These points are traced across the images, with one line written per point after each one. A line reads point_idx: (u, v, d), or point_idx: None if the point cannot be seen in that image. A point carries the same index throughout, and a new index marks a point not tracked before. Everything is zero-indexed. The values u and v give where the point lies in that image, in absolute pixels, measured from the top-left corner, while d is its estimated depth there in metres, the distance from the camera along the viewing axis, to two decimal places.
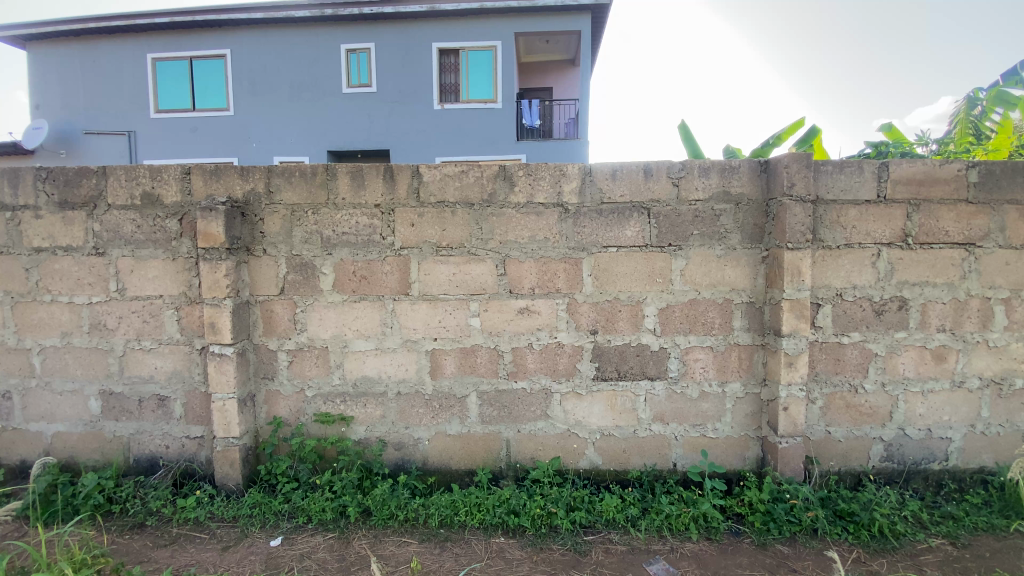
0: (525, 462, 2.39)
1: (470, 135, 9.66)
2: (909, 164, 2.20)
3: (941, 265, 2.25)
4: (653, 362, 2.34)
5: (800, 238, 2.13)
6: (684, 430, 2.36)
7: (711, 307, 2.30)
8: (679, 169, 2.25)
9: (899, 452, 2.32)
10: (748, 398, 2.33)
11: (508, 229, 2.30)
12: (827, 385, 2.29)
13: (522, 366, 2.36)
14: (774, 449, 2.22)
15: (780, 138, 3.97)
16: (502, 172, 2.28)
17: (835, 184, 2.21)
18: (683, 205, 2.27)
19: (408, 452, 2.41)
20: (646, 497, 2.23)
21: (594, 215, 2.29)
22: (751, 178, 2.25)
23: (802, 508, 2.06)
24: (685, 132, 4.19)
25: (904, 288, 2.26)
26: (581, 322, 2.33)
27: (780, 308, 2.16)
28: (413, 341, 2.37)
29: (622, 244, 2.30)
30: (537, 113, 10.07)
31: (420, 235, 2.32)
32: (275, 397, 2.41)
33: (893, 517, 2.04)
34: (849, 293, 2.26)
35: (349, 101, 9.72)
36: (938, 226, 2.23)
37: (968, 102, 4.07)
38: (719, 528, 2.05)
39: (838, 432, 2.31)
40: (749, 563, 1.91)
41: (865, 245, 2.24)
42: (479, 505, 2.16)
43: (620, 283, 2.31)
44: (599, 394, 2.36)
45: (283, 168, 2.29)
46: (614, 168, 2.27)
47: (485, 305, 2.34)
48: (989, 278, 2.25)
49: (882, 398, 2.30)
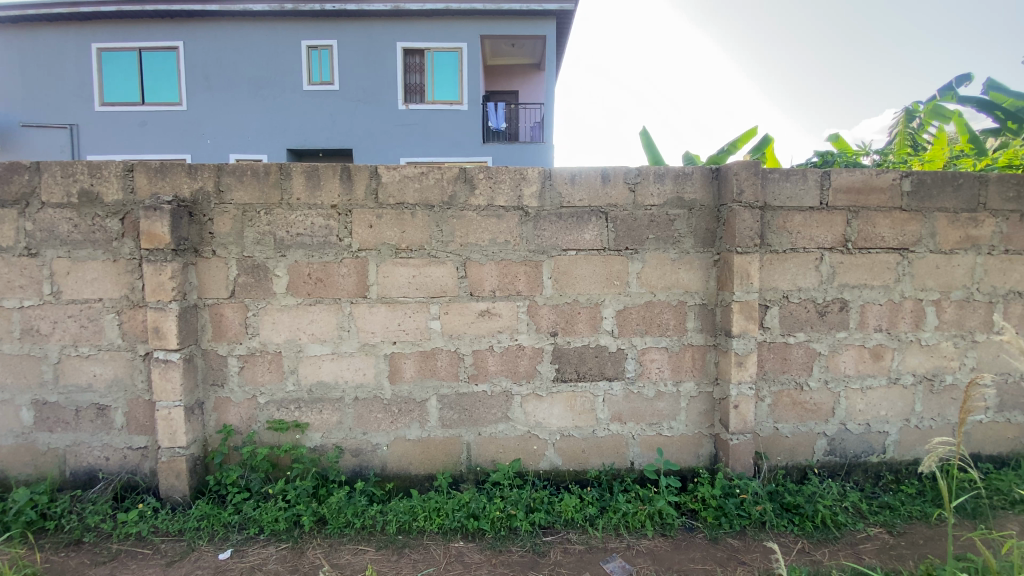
0: (485, 465, 2.39)
1: (436, 136, 9.59)
2: (848, 174, 2.33)
3: (878, 268, 2.39)
4: (611, 363, 2.38)
5: (749, 242, 2.21)
6: (641, 429, 2.41)
7: (666, 309, 2.36)
8: (635, 175, 2.31)
9: (842, 446, 2.44)
10: (701, 397, 2.40)
11: (468, 231, 2.30)
12: (775, 383, 2.39)
13: (483, 368, 2.36)
14: (725, 446, 2.30)
15: (736, 145, 4.20)
16: (463, 174, 2.28)
17: (782, 191, 2.31)
18: (640, 210, 2.33)
19: (366, 459, 2.36)
20: (604, 496, 2.26)
21: (554, 218, 2.31)
22: (703, 185, 2.32)
23: (751, 502, 2.15)
24: (648, 137, 4.38)
25: (845, 290, 2.38)
26: (542, 324, 2.35)
27: (731, 310, 2.24)
28: (371, 345, 2.32)
29: (582, 247, 2.33)
30: (504, 115, 10.10)
31: (378, 236, 2.28)
32: (225, 404, 2.32)
33: (835, 508, 2.15)
34: (794, 295, 2.37)
35: (309, 98, 9.47)
36: (875, 231, 2.37)
37: (908, 115, 4.36)
38: (673, 524, 2.10)
39: (785, 428, 2.41)
40: (701, 557, 1.96)
41: (809, 249, 2.35)
42: (438, 510, 2.14)
43: (580, 285, 2.34)
44: (559, 395, 2.38)
45: (234, 167, 2.22)
46: (573, 173, 2.30)
47: (446, 308, 2.33)
48: (920, 280, 2.40)
49: (825, 395, 2.42)
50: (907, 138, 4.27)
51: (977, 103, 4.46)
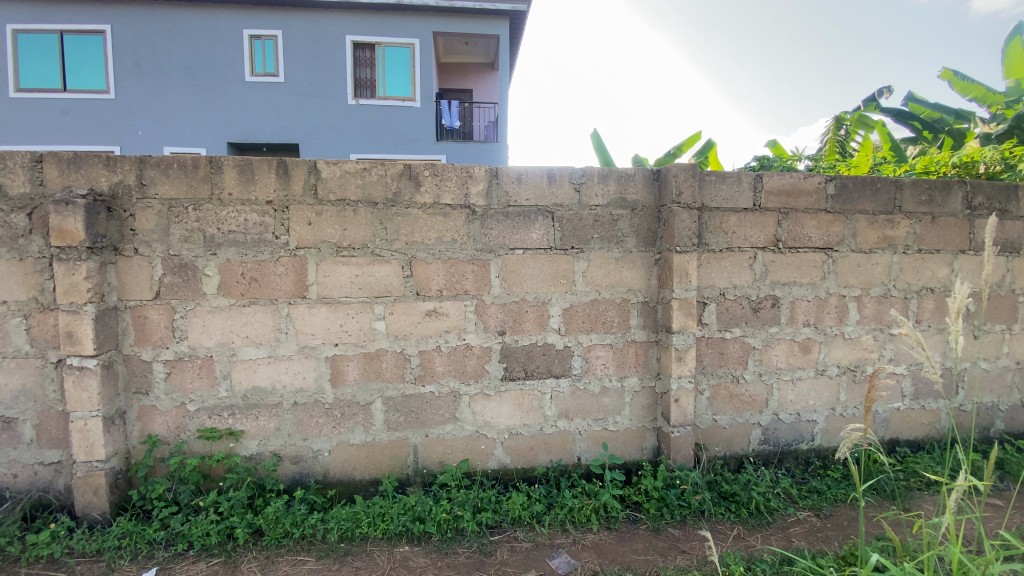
0: (433, 467, 2.35)
1: (387, 132, 9.38)
2: (779, 177, 2.45)
3: (805, 267, 2.53)
4: (558, 360, 2.40)
5: (687, 242, 2.30)
6: (588, 425, 2.44)
7: (611, 307, 2.41)
8: (580, 176, 2.34)
9: (775, 436, 2.57)
10: (645, 392, 2.47)
11: (414, 229, 2.26)
12: (713, 376, 2.49)
13: (430, 369, 2.32)
14: (667, 439, 2.37)
15: (681, 149, 4.41)
16: (407, 171, 2.23)
17: (718, 193, 2.41)
18: (585, 210, 2.37)
19: (307, 466, 2.27)
20: (551, 492, 2.28)
21: (501, 217, 2.31)
22: (645, 187, 2.39)
23: (691, 491, 2.23)
24: (598, 139, 4.51)
25: (776, 288, 2.51)
26: (490, 323, 2.34)
27: (671, 307, 2.32)
28: (311, 348, 2.24)
29: (529, 246, 2.34)
30: (458, 114, 10.03)
31: (318, 234, 2.20)
32: (150, 413, 2.17)
33: (768, 494, 2.26)
34: (730, 292, 2.47)
35: (252, 90, 9.04)
36: (803, 232, 2.51)
37: (836, 124, 4.67)
38: (618, 517, 2.14)
39: (723, 419, 2.51)
40: (644, 548, 2.00)
41: (743, 248, 2.46)
42: (383, 515, 2.09)
43: (527, 284, 2.35)
44: (507, 394, 2.38)
45: (158, 159, 2.08)
46: (520, 172, 2.30)
47: (391, 308, 2.27)
48: (843, 278, 2.57)
49: (759, 387, 2.54)
50: (836, 145, 4.57)
51: (896, 114, 4.83)
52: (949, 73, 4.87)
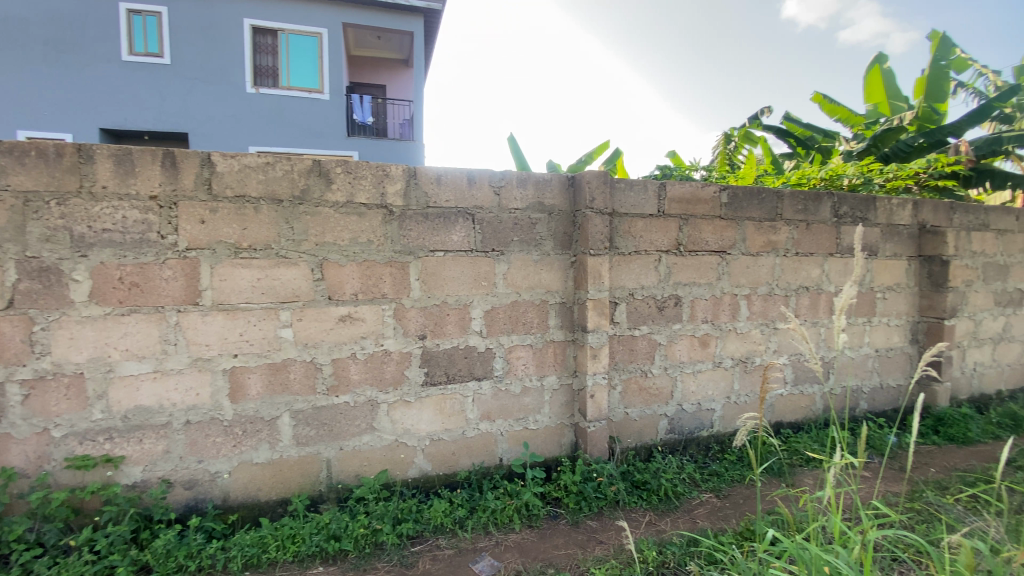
0: (348, 481, 2.23)
1: (292, 125, 8.79)
2: (680, 186, 2.65)
3: (703, 268, 2.76)
4: (480, 362, 2.39)
5: (600, 245, 2.41)
6: (509, 426, 2.46)
7: (530, 308, 2.46)
8: (499, 179, 2.36)
9: (679, 425, 2.77)
10: (563, 390, 2.54)
11: (324, 230, 2.13)
12: (625, 371, 2.63)
13: (344, 378, 2.20)
14: (584, 434, 2.46)
15: (591, 156, 4.68)
16: (316, 167, 2.10)
17: (627, 200, 2.55)
18: (505, 212, 2.39)
19: (203, 490, 2.05)
20: (473, 496, 2.27)
21: (419, 218, 2.25)
22: (561, 192, 2.47)
23: (606, 483, 2.33)
24: (514, 143, 4.63)
25: (678, 287, 2.72)
26: (409, 327, 2.27)
27: (586, 307, 2.41)
28: (206, 360, 2.03)
29: (449, 248, 2.31)
30: (370, 110, 9.68)
31: (212, 234, 2.00)
32: (2, 443, 1.84)
33: (675, 480, 2.42)
34: (639, 292, 2.63)
35: (130, 70, 8.03)
36: (701, 237, 2.73)
37: (726, 138, 5.18)
38: (539, 515, 2.18)
39: (634, 412, 2.66)
40: (564, 542, 2.05)
41: (650, 252, 2.63)
42: (294, 536, 1.94)
43: (447, 287, 2.32)
44: (428, 399, 2.32)
45: (9, 145, 1.77)
46: (439, 173, 2.26)
47: (298, 314, 2.13)
48: (735, 278, 2.84)
49: (665, 380, 2.72)
50: (726, 157, 5.07)
51: (775, 131, 5.44)
52: (820, 96, 5.58)
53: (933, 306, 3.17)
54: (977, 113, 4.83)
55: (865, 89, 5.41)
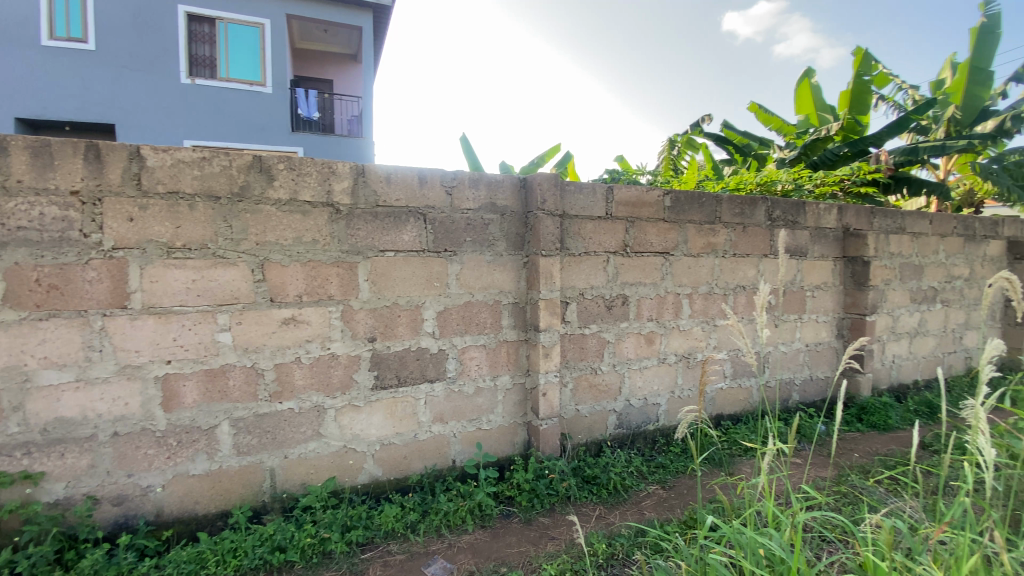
0: (294, 490, 2.15)
1: (231, 118, 8.34)
2: (626, 190, 2.74)
3: (648, 269, 2.86)
4: (432, 364, 2.37)
5: (551, 246, 2.46)
6: (462, 427, 2.45)
7: (483, 308, 2.46)
8: (451, 179, 2.34)
9: (627, 420, 2.86)
10: (516, 389, 2.56)
11: (265, 228, 2.04)
12: (576, 369, 2.68)
13: (288, 384, 2.12)
14: (537, 433, 2.49)
15: (542, 159, 4.74)
16: (258, 163, 2.01)
17: (577, 202, 2.60)
18: (457, 213, 2.38)
19: (134, 506, 1.92)
20: (425, 499, 2.24)
21: (368, 217, 2.20)
22: (512, 193, 2.48)
23: (558, 479, 2.37)
24: (466, 144, 4.62)
25: (625, 287, 2.81)
26: (357, 330, 2.22)
27: (538, 307, 2.45)
28: (135, 367, 1.89)
29: (400, 248, 2.27)
30: (317, 106, 9.37)
31: (142, 232, 1.87)
32: None
33: (624, 474, 2.50)
34: (588, 292, 2.69)
35: (49, 55, 7.41)
36: (646, 239, 2.83)
37: (670, 145, 5.39)
38: (492, 514, 2.18)
39: (585, 409, 2.71)
40: (517, 540, 2.06)
41: (598, 253, 2.70)
42: (235, 550, 1.85)
43: (398, 288, 2.28)
44: (378, 403, 2.27)
45: None
46: (388, 171, 2.22)
47: (238, 318, 2.03)
48: (678, 278, 2.96)
49: (613, 377, 2.80)
50: (671, 162, 5.29)
51: (715, 138, 5.72)
52: (755, 106, 5.91)
53: (856, 303, 3.43)
54: (895, 125, 5.26)
55: (795, 100, 5.78)
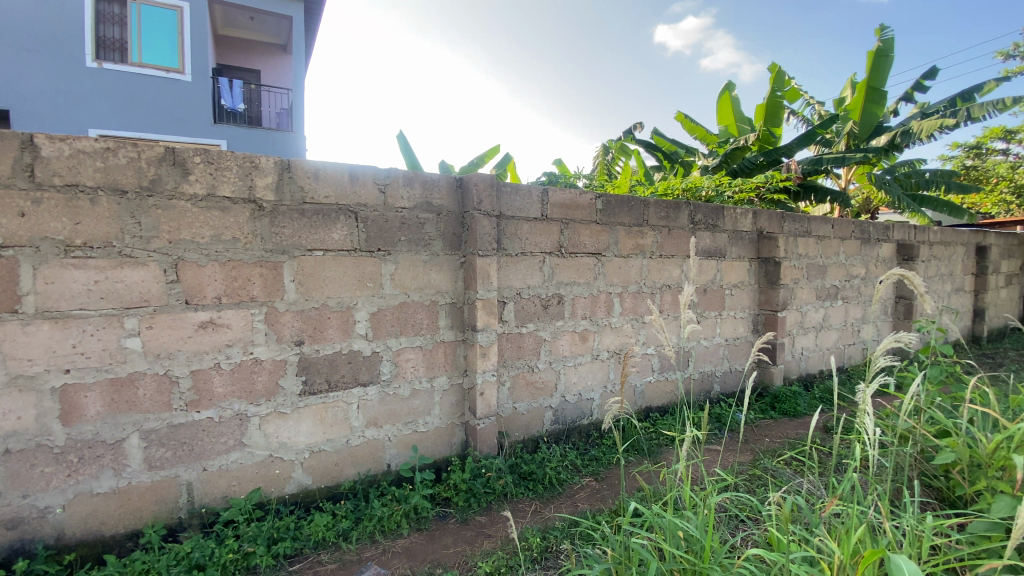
0: (214, 504, 2.02)
1: (145, 107, 7.69)
2: (560, 192, 2.81)
3: (582, 269, 2.95)
4: (365, 367, 2.31)
5: (487, 246, 2.47)
6: (397, 430, 2.40)
7: (419, 309, 2.43)
8: (384, 176, 2.30)
9: (563, 415, 2.93)
10: (453, 389, 2.55)
11: (180, 225, 1.91)
12: (513, 368, 2.71)
13: (207, 392, 1.98)
14: (474, 432, 2.49)
15: (485, 159, 4.74)
16: (171, 155, 1.88)
17: (513, 203, 2.63)
18: (390, 211, 2.33)
19: (30, 530, 1.73)
20: (358, 506, 2.18)
21: (295, 215, 2.11)
22: (448, 192, 2.47)
23: (495, 477, 2.38)
24: (405, 142, 4.54)
25: (560, 287, 2.87)
26: (283, 333, 2.12)
27: (475, 307, 2.45)
28: (29, 378, 1.71)
29: (329, 247, 2.19)
30: (242, 97, 8.84)
31: (35, 229, 1.69)
32: None
33: (559, 468, 2.55)
34: (525, 292, 2.73)
35: None
36: (580, 240, 2.92)
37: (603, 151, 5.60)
38: (427, 516, 2.15)
39: (522, 406, 2.75)
40: (453, 541, 2.04)
41: (534, 253, 2.75)
42: (147, 572, 1.71)
43: (328, 288, 2.20)
44: (307, 409, 2.18)
45: None
46: (317, 167, 2.14)
47: (149, 322, 1.88)
48: (610, 278, 3.08)
49: (549, 374, 2.86)
50: (605, 169, 5.50)
51: (645, 145, 6.00)
52: (682, 116, 6.26)
53: (769, 300, 3.72)
54: (803, 138, 5.75)
55: (717, 112, 6.18)
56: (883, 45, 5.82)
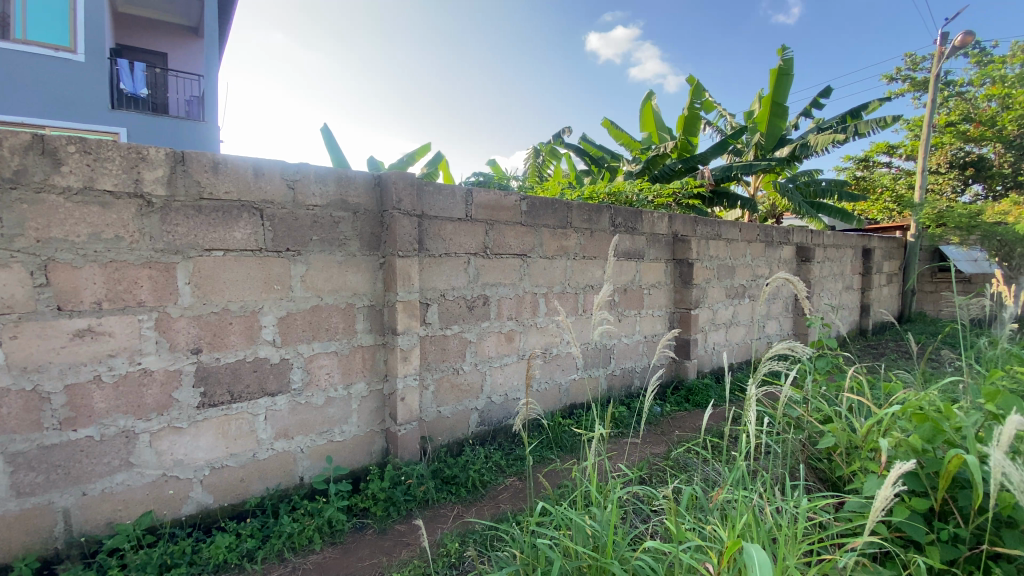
0: (96, 532, 1.81)
1: (28, 88, 6.81)
2: (485, 193, 2.79)
3: (507, 270, 2.96)
4: (273, 375, 2.17)
5: (408, 247, 2.41)
6: (311, 440, 2.28)
7: (334, 312, 2.32)
8: (293, 172, 2.17)
9: (489, 416, 2.92)
10: (372, 395, 2.46)
11: (51, 222, 1.69)
12: (436, 371, 2.66)
13: (87, 408, 1.78)
14: (394, 438, 2.42)
15: (415, 159, 4.62)
16: (39, 143, 1.66)
17: (436, 203, 2.58)
18: (301, 209, 2.21)
19: None
20: (267, 523, 2.04)
21: (190, 212, 1.94)
22: (366, 190, 2.39)
23: (415, 484, 2.33)
24: (330, 138, 4.34)
25: (486, 288, 2.86)
26: (178, 341, 1.94)
27: (395, 309, 2.38)
28: None
29: (231, 247, 2.04)
30: (145, 81, 8.09)
31: None
32: None
33: (482, 470, 2.54)
34: (449, 293, 2.69)
35: None
36: (505, 241, 2.92)
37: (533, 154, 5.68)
38: (343, 529, 2.06)
39: (446, 410, 2.71)
40: (369, 552, 1.96)
41: (459, 254, 2.72)
42: None
43: (231, 291, 2.05)
44: (207, 422, 2.01)
45: None
46: (216, 161, 1.98)
47: (12, 331, 1.65)
48: (535, 278, 3.11)
49: (475, 376, 2.84)
50: (536, 172, 5.58)
51: (575, 149, 6.14)
52: (609, 122, 6.47)
53: (684, 299, 3.93)
54: (717, 147, 6.13)
55: (641, 120, 6.45)
56: (784, 64, 6.34)
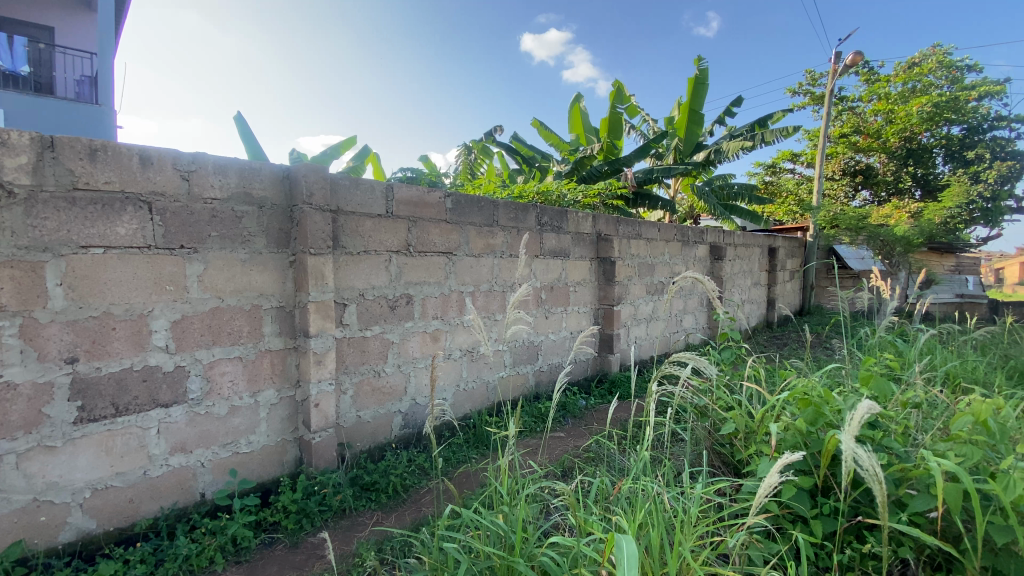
0: None
1: None
2: (406, 189, 2.72)
3: (431, 269, 2.91)
4: (167, 385, 1.98)
5: (321, 244, 2.29)
6: (213, 453, 2.12)
7: (238, 315, 2.17)
8: (188, 162, 2.00)
9: (413, 418, 2.86)
10: (283, 402, 2.33)
11: None
12: (355, 375, 2.55)
13: None
14: (308, 447, 2.30)
15: (338, 151, 4.46)
16: None
17: (353, 198, 2.48)
18: (197, 203, 2.03)
19: None
20: (161, 546, 1.86)
21: (62, 204, 1.73)
22: (273, 183, 2.25)
23: (331, 494, 2.23)
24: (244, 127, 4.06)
25: (409, 287, 2.80)
26: (47, 350, 1.72)
27: (307, 310, 2.26)
28: None
29: (113, 244, 1.84)
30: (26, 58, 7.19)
31: None
32: None
33: (404, 475, 2.48)
34: (369, 292, 2.60)
35: None
36: (429, 239, 2.87)
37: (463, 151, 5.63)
38: (249, 546, 1.93)
39: (366, 414, 2.61)
40: (278, 569, 1.85)
41: (379, 252, 2.63)
42: None
43: (112, 293, 1.85)
44: (87, 440, 1.81)
45: None
46: (93, 147, 1.78)
47: None
48: (461, 277, 3.08)
49: (398, 378, 2.76)
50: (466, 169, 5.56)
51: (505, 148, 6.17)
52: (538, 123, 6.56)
53: (607, 296, 4.06)
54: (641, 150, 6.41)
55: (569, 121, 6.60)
56: (700, 74, 6.73)
